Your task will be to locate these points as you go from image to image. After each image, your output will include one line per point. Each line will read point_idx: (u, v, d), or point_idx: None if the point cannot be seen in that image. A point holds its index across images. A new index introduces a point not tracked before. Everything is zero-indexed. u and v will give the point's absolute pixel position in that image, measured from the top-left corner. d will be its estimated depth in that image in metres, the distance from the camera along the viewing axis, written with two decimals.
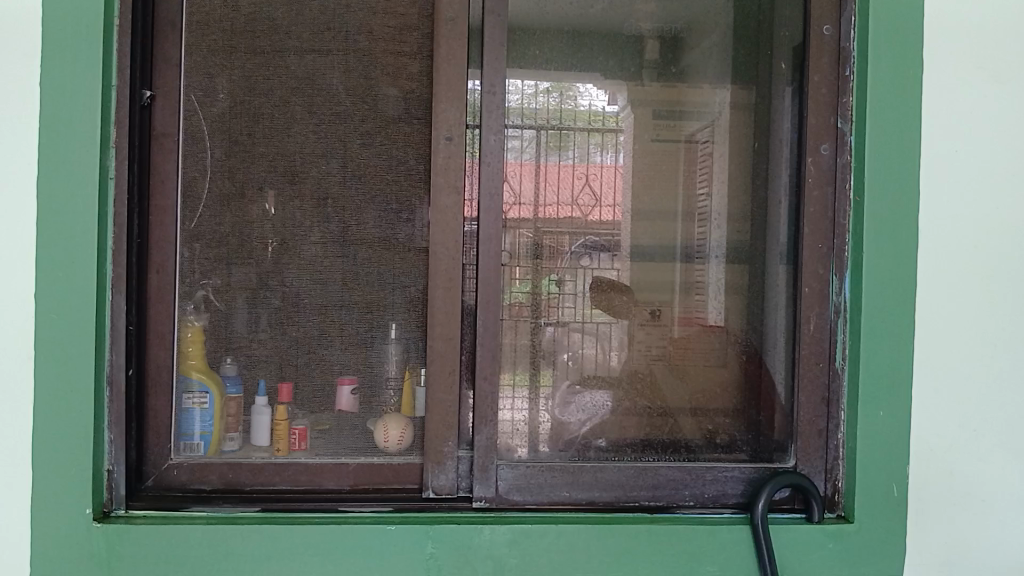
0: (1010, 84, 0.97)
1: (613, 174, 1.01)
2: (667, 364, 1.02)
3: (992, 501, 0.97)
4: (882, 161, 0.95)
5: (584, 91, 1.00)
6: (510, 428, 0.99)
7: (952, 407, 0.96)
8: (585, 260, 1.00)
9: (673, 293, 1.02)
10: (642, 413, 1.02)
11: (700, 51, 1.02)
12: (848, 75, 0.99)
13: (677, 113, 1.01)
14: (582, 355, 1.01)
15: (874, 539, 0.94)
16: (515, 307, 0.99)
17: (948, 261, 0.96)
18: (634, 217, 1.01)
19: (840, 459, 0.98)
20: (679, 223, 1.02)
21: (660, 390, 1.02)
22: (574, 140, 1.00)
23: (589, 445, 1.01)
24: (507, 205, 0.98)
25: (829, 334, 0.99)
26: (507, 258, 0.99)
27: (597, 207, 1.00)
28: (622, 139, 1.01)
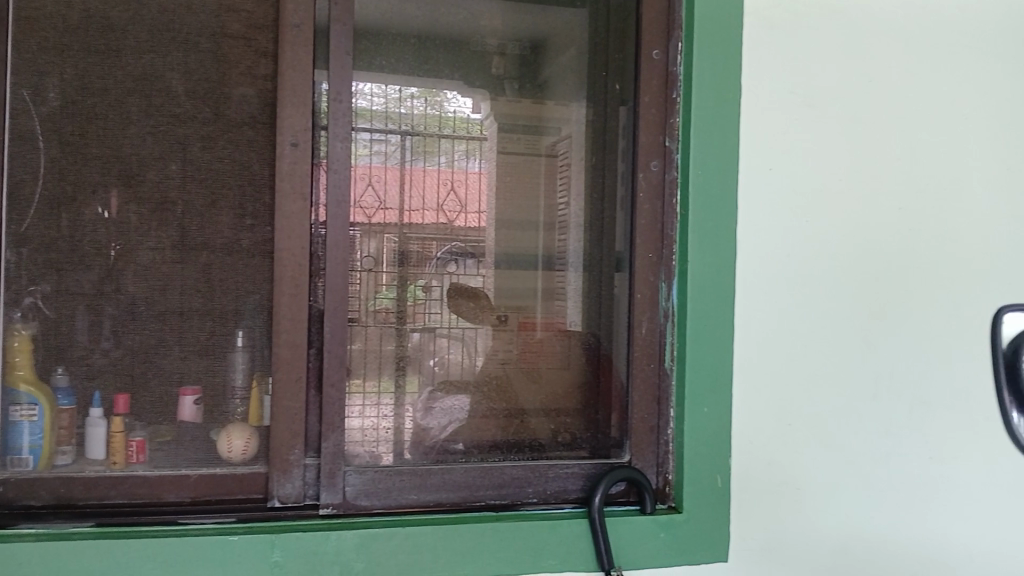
0: (820, 108, 1.07)
1: (477, 181, 1.07)
2: (519, 366, 1.08)
3: (805, 488, 1.06)
4: (705, 176, 1.02)
5: (451, 96, 1.06)
6: (374, 435, 1.01)
7: (769, 403, 1.05)
8: (451, 266, 1.05)
9: (535, 298, 1.08)
10: (496, 416, 1.06)
11: (557, 66, 1.10)
12: (676, 97, 1.06)
13: (538, 128, 1.08)
14: (448, 360, 1.05)
15: (701, 527, 1.01)
16: (382, 312, 1.02)
17: (764, 269, 1.05)
18: (498, 227, 1.07)
19: (670, 454, 1.05)
20: (541, 232, 1.09)
21: (512, 392, 1.07)
22: (441, 146, 1.05)
23: (448, 449, 1.04)
24: (372, 210, 1.01)
25: (659, 336, 1.06)
26: (372, 265, 1.01)
27: (462, 213, 1.06)
28: (486, 146, 1.07)
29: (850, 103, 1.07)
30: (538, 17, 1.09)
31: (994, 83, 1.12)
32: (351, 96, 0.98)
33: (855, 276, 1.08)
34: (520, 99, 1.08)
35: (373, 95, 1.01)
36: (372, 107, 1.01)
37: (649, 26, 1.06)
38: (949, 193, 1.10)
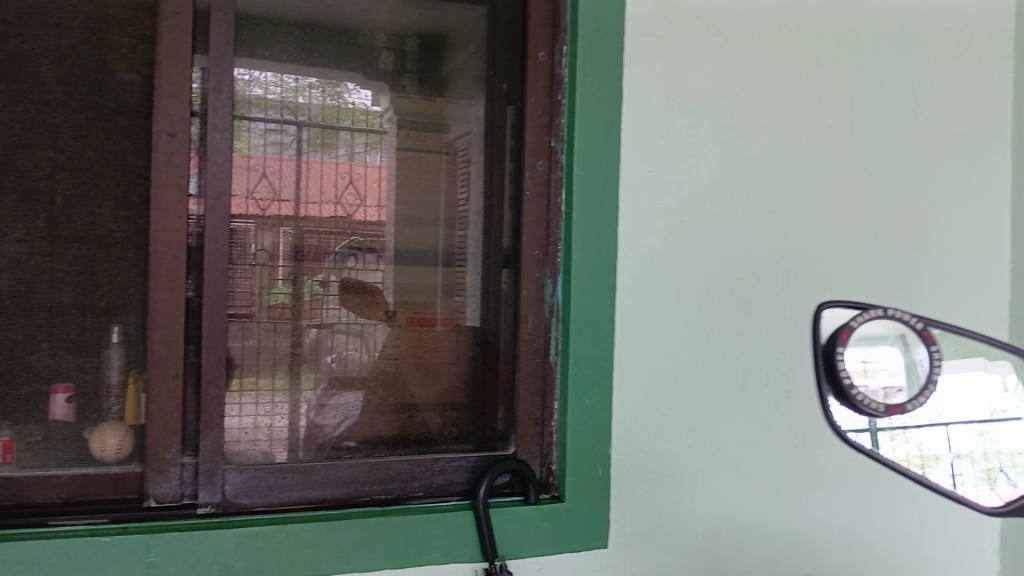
0: (695, 114, 1.11)
1: (378, 173, 1.07)
2: (415, 362, 1.08)
3: (680, 475, 1.10)
4: (587, 176, 1.05)
5: (353, 89, 1.06)
6: (267, 435, 1.01)
7: (645, 394, 1.08)
8: (350, 261, 1.05)
9: (435, 293, 1.09)
10: (390, 411, 1.07)
11: (457, 63, 1.11)
12: (560, 99, 1.09)
13: (437, 126, 1.09)
14: (347, 356, 1.05)
15: (583, 515, 1.03)
16: (277, 308, 1.02)
17: (642, 264, 1.09)
18: (397, 223, 1.08)
19: (554, 445, 1.08)
20: (440, 230, 1.10)
21: (408, 389, 1.08)
22: (341, 138, 1.05)
23: (340, 446, 1.04)
24: (267, 202, 1.01)
25: (544, 331, 1.09)
26: (268, 259, 1.01)
27: (362, 207, 1.06)
28: (387, 139, 1.07)
29: (724, 108, 1.12)
30: (436, 12, 1.09)
31: (856, 94, 1.19)
32: (238, 82, 0.99)
33: (727, 272, 1.13)
34: (418, 94, 1.09)
35: (270, 86, 1.01)
36: (267, 96, 1.01)
37: (534, 29, 1.08)
38: (814, 195, 1.17)
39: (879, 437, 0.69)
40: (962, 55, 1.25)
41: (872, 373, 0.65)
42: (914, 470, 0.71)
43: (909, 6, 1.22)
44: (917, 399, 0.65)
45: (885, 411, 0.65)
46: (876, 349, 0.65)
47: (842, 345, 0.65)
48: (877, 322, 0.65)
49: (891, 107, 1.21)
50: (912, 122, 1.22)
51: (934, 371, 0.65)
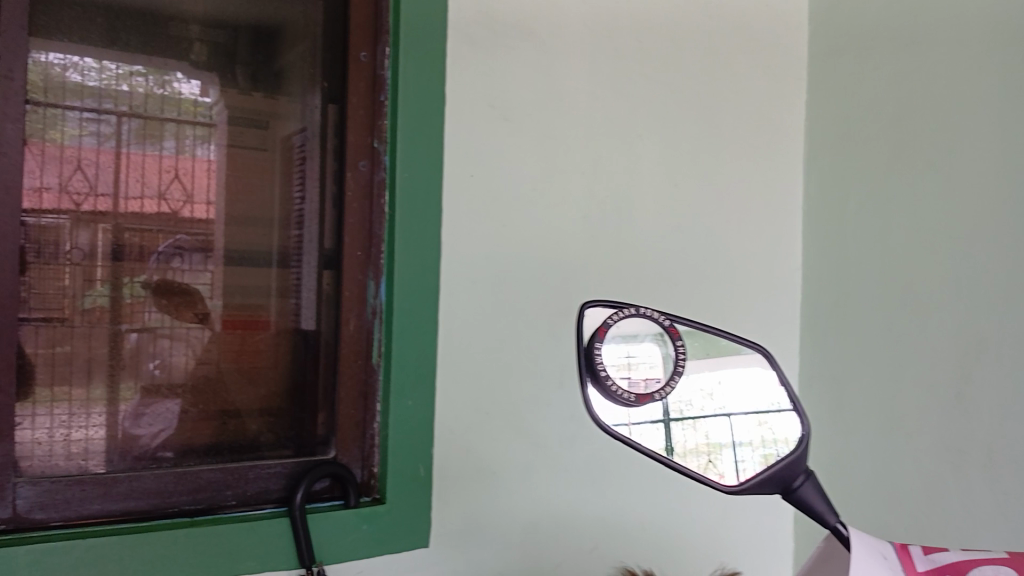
0: (517, 120, 1.13)
1: (206, 168, 1.03)
2: (236, 366, 1.05)
3: (500, 473, 1.11)
4: (411, 178, 1.05)
5: (183, 79, 1.02)
6: (83, 449, 0.95)
7: (466, 394, 1.09)
8: (175, 261, 1.01)
9: (269, 297, 1.07)
10: (207, 419, 1.03)
11: (290, 58, 1.08)
12: (383, 99, 1.09)
13: (267, 123, 1.07)
14: (171, 363, 1.01)
15: (403, 517, 1.03)
16: (95, 312, 0.97)
17: (462, 267, 1.09)
18: (227, 222, 1.04)
19: (375, 447, 1.07)
20: (274, 229, 1.07)
21: (229, 393, 1.04)
22: (169, 130, 1.01)
23: (156, 456, 0.99)
24: (81, 196, 0.96)
25: (367, 333, 1.08)
26: (84, 259, 0.96)
27: (188, 204, 1.02)
28: (216, 133, 1.04)
29: (545, 116, 1.15)
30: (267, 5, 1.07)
31: (664, 111, 1.24)
32: (49, 66, 0.94)
33: (543, 274, 1.14)
34: (252, 91, 1.06)
35: (85, 72, 0.97)
36: (87, 82, 0.97)
37: (355, 30, 1.08)
38: (625, 202, 1.21)
39: (672, 428, 0.67)
40: (761, 77, 1.34)
41: (632, 366, 0.65)
42: (700, 461, 0.67)
43: (717, 29, 1.29)
44: (668, 387, 0.66)
45: (638, 402, 0.65)
46: (632, 344, 0.66)
47: (600, 340, 0.65)
48: (630, 319, 0.66)
49: (702, 121, 1.28)
50: (717, 136, 1.29)
51: (682, 364, 0.66)
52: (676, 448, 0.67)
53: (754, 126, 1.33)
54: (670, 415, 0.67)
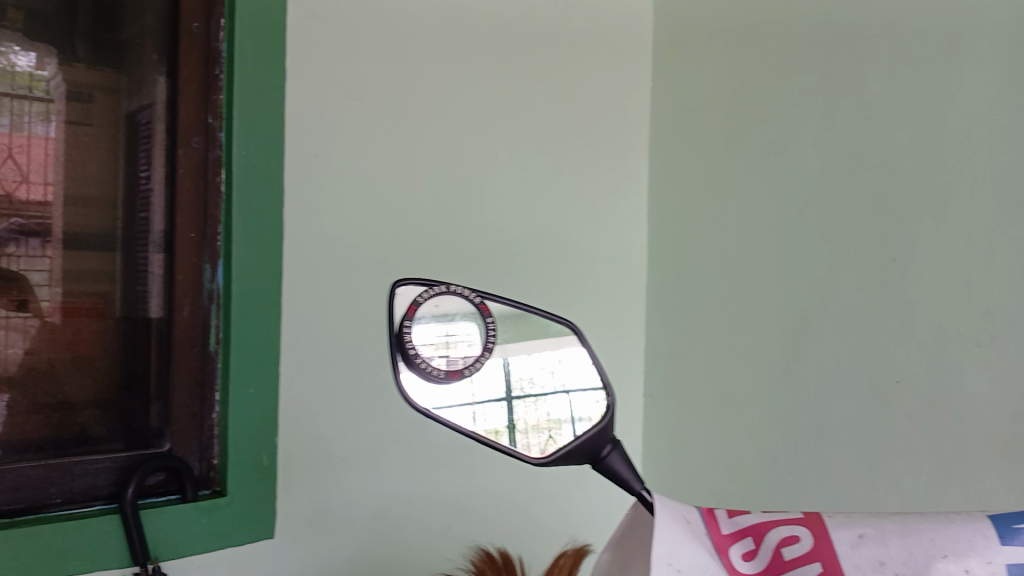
0: (363, 99, 1.09)
1: (43, 146, 0.96)
2: (72, 356, 0.98)
3: (349, 460, 1.08)
4: (249, 157, 1.00)
5: (20, 51, 0.94)
6: None
7: (312, 380, 1.05)
8: (10, 246, 0.93)
9: (114, 282, 1.01)
10: (41, 412, 0.95)
11: (132, 28, 1.02)
12: (218, 74, 1.04)
13: (105, 97, 1.00)
14: (8, 356, 0.94)
15: (245, 509, 0.99)
16: None
17: (307, 250, 1.05)
18: (67, 204, 0.98)
19: (214, 438, 1.03)
20: (113, 211, 1.01)
21: (61, 385, 0.97)
22: (7, 106, 0.93)
23: None
24: None
25: (203, 319, 1.04)
26: None
27: (24, 183, 0.95)
28: (54, 108, 0.97)
29: (392, 95, 1.12)
30: None
31: (516, 94, 1.25)
32: None
33: (392, 257, 1.12)
34: (77, 62, 0.98)
35: None
36: None
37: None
38: (476, 185, 1.20)
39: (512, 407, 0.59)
40: (608, 64, 1.37)
41: (451, 344, 0.57)
42: (541, 439, 0.59)
43: (567, 15, 1.31)
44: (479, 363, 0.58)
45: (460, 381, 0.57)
46: (448, 320, 0.58)
47: (411, 320, 0.57)
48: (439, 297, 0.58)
49: (551, 104, 1.29)
50: (566, 120, 1.31)
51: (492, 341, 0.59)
52: (517, 427, 0.59)
53: (600, 112, 1.35)
54: (512, 394, 0.59)
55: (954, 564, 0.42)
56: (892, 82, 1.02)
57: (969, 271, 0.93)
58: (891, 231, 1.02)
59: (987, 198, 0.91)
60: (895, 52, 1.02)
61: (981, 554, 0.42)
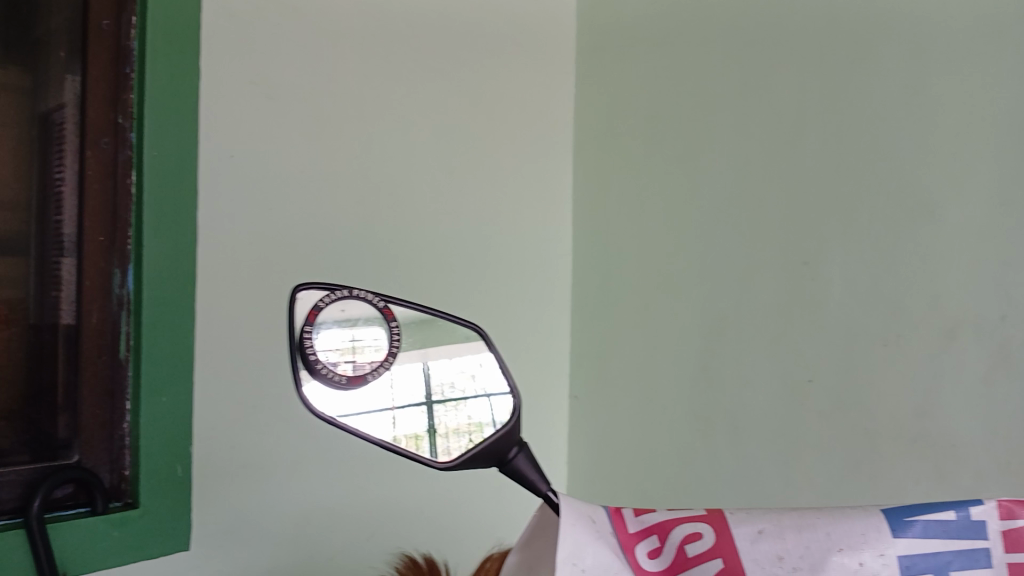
0: (281, 100, 1.07)
1: None
2: None
3: (268, 467, 1.06)
4: (162, 159, 0.98)
5: None
6: None
7: (229, 386, 1.03)
8: None
9: (25, 287, 0.98)
10: None
11: (48, 27, 0.99)
12: (128, 73, 1.01)
13: (17, 98, 0.98)
14: None
15: (158, 520, 0.96)
16: None
17: (223, 253, 1.02)
18: None
19: (126, 449, 1.00)
20: (23, 215, 0.97)
21: None
22: None
23: None
24: None
25: (113, 325, 1.00)
26: None
27: None
28: None
29: (312, 97, 1.10)
30: None
31: (441, 98, 1.25)
32: None
33: (313, 259, 1.10)
34: None
35: None
36: None
37: None
38: (399, 188, 1.19)
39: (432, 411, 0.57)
40: (531, 69, 1.38)
41: (357, 350, 0.54)
42: (463, 442, 0.56)
43: (489, 20, 1.32)
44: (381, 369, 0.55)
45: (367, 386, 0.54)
46: (351, 324, 0.54)
47: (312, 326, 0.53)
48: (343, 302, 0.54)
49: (474, 108, 1.29)
50: (489, 123, 1.31)
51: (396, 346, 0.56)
52: (437, 431, 0.57)
53: (524, 116, 1.36)
54: (432, 397, 0.57)
55: (849, 557, 0.44)
56: (804, 93, 1.08)
57: (876, 273, 0.99)
58: (801, 236, 1.07)
59: (893, 205, 0.98)
60: (807, 65, 1.08)
61: (874, 547, 0.44)
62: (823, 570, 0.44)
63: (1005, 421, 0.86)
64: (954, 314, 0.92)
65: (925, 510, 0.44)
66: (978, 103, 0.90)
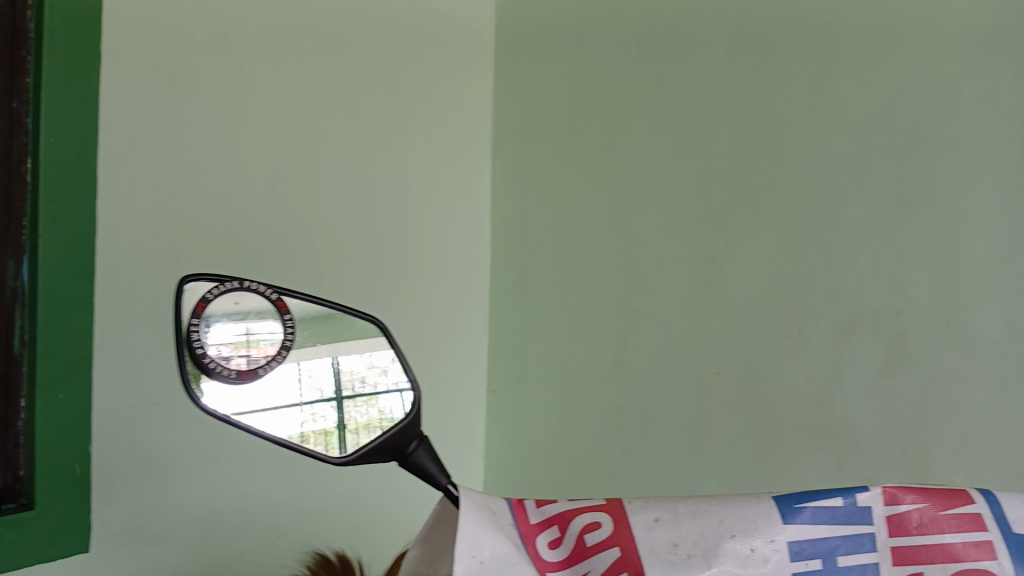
0: (187, 89, 1.04)
1: None
2: None
3: (174, 465, 1.03)
4: (58, 147, 0.93)
5: None
6: None
7: (132, 382, 0.99)
8: None
9: None
10: None
11: None
12: (24, 55, 0.95)
13: None
14: None
15: (55, 523, 0.92)
16: None
17: (124, 246, 0.98)
18: None
19: (22, 448, 0.95)
20: None
21: None
22: None
23: None
24: None
25: (8, 320, 0.94)
26: None
27: None
28: None
29: (220, 87, 1.07)
30: None
31: (357, 92, 1.23)
32: None
33: (222, 253, 1.07)
34: None
35: None
36: None
37: None
38: (312, 182, 1.17)
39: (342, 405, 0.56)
40: (448, 64, 1.37)
41: (251, 343, 0.52)
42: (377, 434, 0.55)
43: (405, 14, 1.30)
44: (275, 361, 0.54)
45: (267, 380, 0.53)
46: (243, 317, 0.53)
47: (203, 320, 0.51)
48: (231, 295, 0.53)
49: (390, 102, 1.28)
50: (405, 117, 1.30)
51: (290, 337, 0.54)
52: (348, 427, 0.56)
53: (440, 113, 1.36)
54: (342, 393, 0.56)
55: (741, 543, 0.45)
56: (713, 96, 1.12)
57: (779, 269, 1.03)
58: (710, 233, 1.11)
59: (795, 205, 1.02)
60: (717, 69, 1.12)
61: (765, 533, 0.45)
62: (716, 556, 0.45)
63: (896, 410, 0.92)
64: (851, 308, 0.96)
65: (812, 496, 0.46)
66: (875, 112, 0.96)
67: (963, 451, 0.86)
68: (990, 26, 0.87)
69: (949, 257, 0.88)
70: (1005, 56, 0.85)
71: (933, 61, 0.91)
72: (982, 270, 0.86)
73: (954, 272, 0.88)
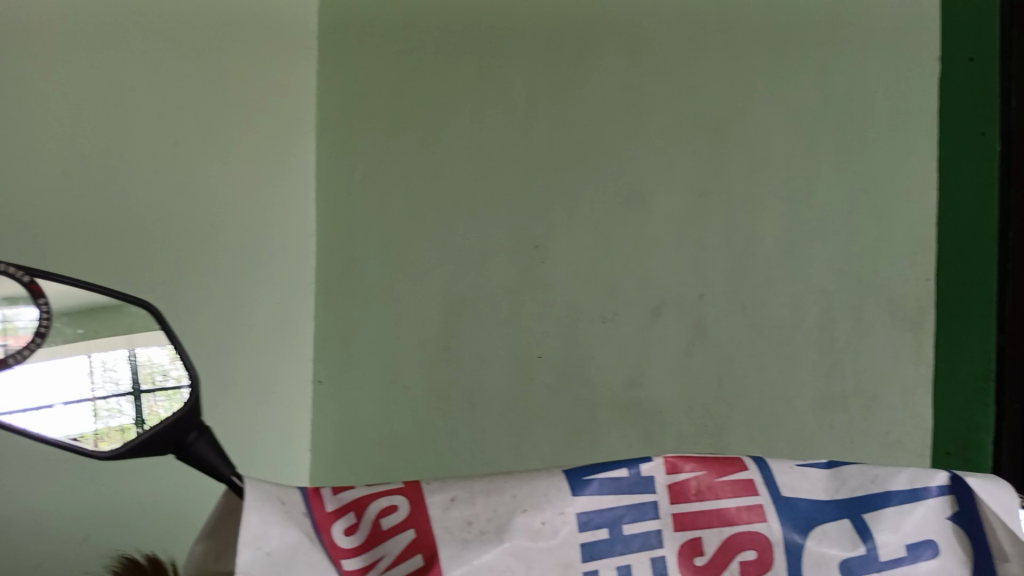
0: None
1: None
2: None
3: None
4: None
5: None
6: None
7: None
8: None
9: None
10: None
11: None
12: None
13: None
14: None
15: None
16: None
17: None
18: None
19: None
20: None
21: None
22: None
23: None
24: None
25: None
26: None
27: None
28: None
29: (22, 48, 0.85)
30: None
31: (161, 45, 1.03)
32: None
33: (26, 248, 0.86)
34: None
35: None
36: None
37: None
38: (126, 160, 0.98)
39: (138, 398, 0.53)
40: (270, 30, 1.23)
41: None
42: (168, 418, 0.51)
43: None
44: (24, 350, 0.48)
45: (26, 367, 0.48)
46: None
47: None
48: None
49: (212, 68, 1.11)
50: (220, 82, 1.13)
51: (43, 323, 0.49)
52: (145, 420, 0.51)
53: (252, 80, 1.19)
54: (140, 387, 0.54)
55: (532, 516, 0.46)
56: (534, 88, 1.15)
57: (595, 256, 1.09)
58: (531, 220, 1.14)
59: (611, 196, 1.09)
60: (537, 62, 1.15)
61: (555, 505, 0.47)
62: (509, 530, 0.46)
63: (700, 387, 1.02)
64: (659, 293, 1.05)
65: (600, 468, 0.48)
66: (682, 114, 1.05)
67: (754, 422, 0.99)
68: (777, 48, 1.00)
69: (743, 248, 1.01)
70: (788, 74, 0.99)
71: (729, 74, 1.03)
72: (772, 259, 0.99)
73: (749, 261, 1.00)
